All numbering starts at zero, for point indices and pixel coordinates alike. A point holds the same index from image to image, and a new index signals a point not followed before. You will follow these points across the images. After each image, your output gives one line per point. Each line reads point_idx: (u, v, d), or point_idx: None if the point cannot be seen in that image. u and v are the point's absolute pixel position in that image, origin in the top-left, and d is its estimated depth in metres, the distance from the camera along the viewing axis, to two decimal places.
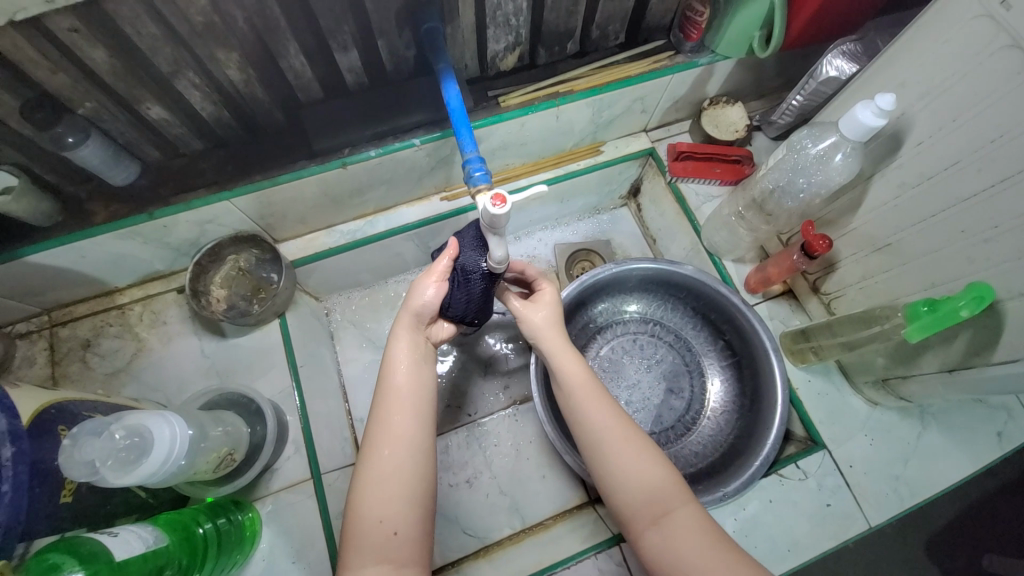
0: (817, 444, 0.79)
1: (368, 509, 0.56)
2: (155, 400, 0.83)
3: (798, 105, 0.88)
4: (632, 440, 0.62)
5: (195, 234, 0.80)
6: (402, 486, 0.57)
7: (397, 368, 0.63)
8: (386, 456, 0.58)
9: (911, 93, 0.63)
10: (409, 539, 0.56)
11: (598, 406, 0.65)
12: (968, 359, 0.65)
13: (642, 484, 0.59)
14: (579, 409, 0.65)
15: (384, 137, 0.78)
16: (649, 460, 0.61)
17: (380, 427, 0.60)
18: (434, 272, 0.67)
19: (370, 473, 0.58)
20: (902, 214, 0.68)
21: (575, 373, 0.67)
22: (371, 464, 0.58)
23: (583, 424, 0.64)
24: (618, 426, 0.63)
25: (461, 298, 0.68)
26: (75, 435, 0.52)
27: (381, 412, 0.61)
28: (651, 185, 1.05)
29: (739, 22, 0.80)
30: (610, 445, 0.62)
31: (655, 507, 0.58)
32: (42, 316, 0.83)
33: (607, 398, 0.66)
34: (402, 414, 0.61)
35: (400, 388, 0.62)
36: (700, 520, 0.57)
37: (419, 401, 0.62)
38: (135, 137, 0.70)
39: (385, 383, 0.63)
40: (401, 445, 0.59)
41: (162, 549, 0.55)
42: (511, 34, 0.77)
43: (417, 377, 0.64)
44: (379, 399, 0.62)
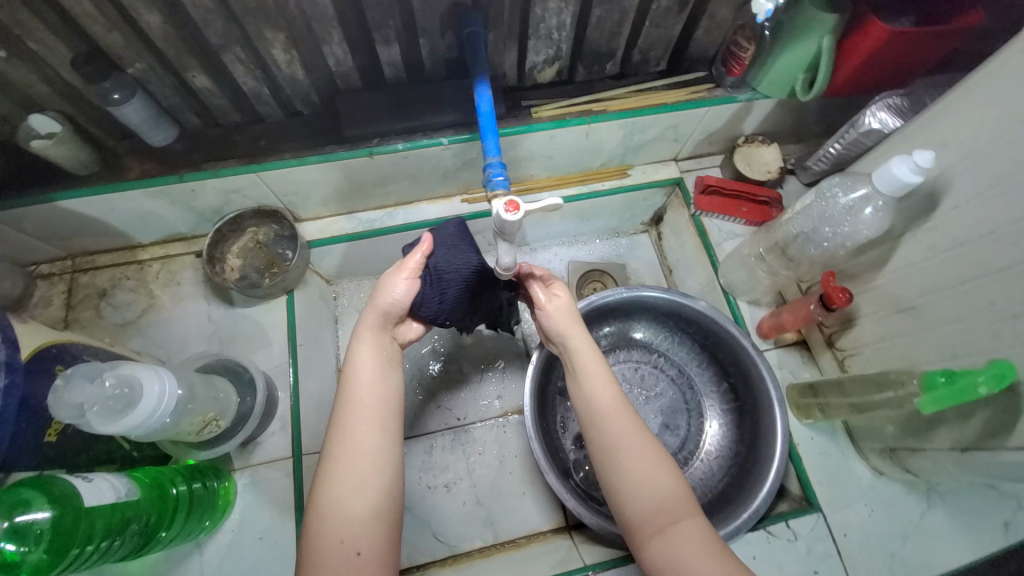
0: (812, 506, 0.75)
1: (330, 524, 0.54)
2: (156, 356, 0.85)
3: (836, 153, 0.85)
4: (648, 447, 0.61)
5: (220, 202, 0.82)
6: (363, 500, 0.56)
7: (359, 372, 0.62)
8: (347, 470, 0.57)
9: (952, 154, 0.61)
10: (372, 558, 0.54)
11: (614, 410, 0.63)
12: (982, 440, 0.60)
13: (653, 493, 0.58)
14: (596, 411, 0.64)
15: (414, 132, 0.80)
16: (664, 468, 0.59)
17: (338, 441, 0.58)
18: (405, 268, 0.66)
19: (326, 490, 0.56)
20: (931, 277, 0.65)
21: (595, 374, 0.66)
22: (331, 477, 0.57)
23: (597, 426, 0.63)
24: (634, 432, 0.62)
25: (433, 297, 0.68)
26: (69, 376, 0.54)
27: (343, 415, 0.60)
28: (675, 215, 1.03)
29: (783, 62, 0.79)
30: (624, 450, 0.60)
31: (663, 516, 0.57)
32: (65, 260, 0.86)
33: (624, 402, 0.64)
34: (365, 423, 0.59)
35: (363, 396, 0.61)
36: (708, 533, 0.56)
37: (383, 409, 0.61)
38: (178, 103, 0.73)
39: (348, 385, 0.61)
40: (364, 455, 0.57)
41: (132, 502, 0.56)
42: (552, 48, 0.78)
43: (381, 382, 0.62)
44: (338, 410, 0.60)
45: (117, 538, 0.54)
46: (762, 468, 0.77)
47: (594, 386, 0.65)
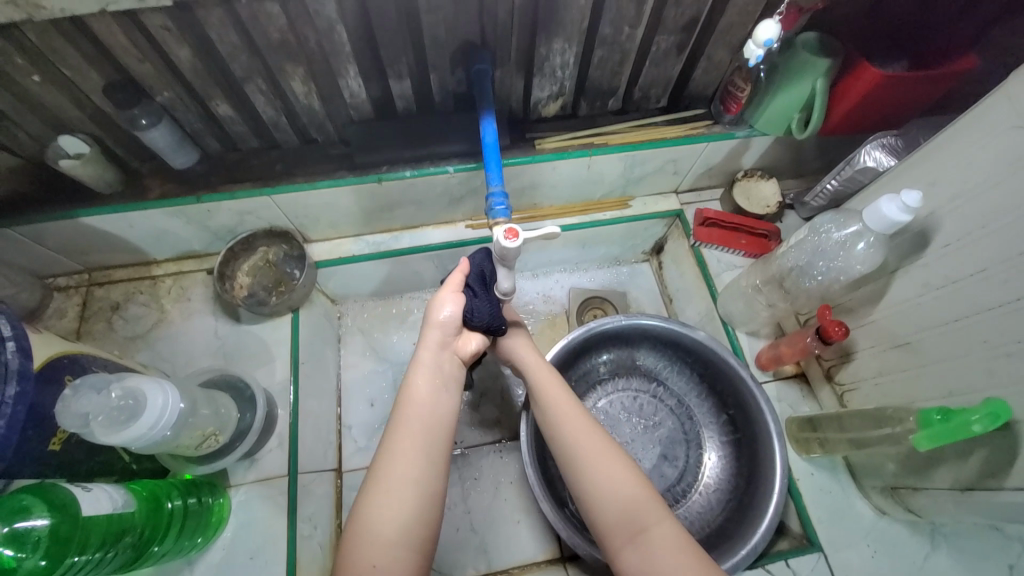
0: (813, 545, 0.73)
1: (369, 550, 0.53)
2: (162, 369, 0.87)
3: (833, 189, 0.87)
4: (608, 453, 0.62)
5: (233, 222, 0.86)
6: (404, 528, 0.55)
7: (415, 398, 0.62)
8: (393, 495, 0.56)
9: (941, 194, 0.63)
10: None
11: (575, 421, 0.66)
12: (980, 480, 0.60)
13: (619, 499, 0.58)
14: (556, 423, 0.66)
15: (422, 160, 0.83)
16: (626, 473, 0.60)
17: (387, 466, 0.58)
18: (450, 285, 0.67)
19: (368, 515, 0.55)
20: (924, 314, 0.65)
21: (551, 386, 0.69)
22: (374, 501, 0.56)
23: (559, 437, 0.65)
24: (592, 439, 0.63)
25: (484, 305, 0.66)
26: (77, 387, 0.55)
27: (393, 440, 0.59)
28: (675, 245, 1.05)
29: (779, 102, 0.82)
30: (587, 458, 0.62)
31: (633, 524, 0.57)
32: (82, 274, 0.90)
33: (581, 411, 0.67)
34: (411, 452, 0.59)
35: (419, 423, 0.61)
36: (679, 537, 0.56)
37: (437, 438, 0.61)
38: (201, 128, 0.77)
39: (402, 409, 0.62)
40: (415, 482, 0.57)
41: (127, 515, 0.56)
42: (556, 84, 0.81)
43: (434, 410, 0.62)
44: (391, 436, 0.60)
45: (111, 549, 0.55)
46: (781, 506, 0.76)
47: (552, 399, 0.68)
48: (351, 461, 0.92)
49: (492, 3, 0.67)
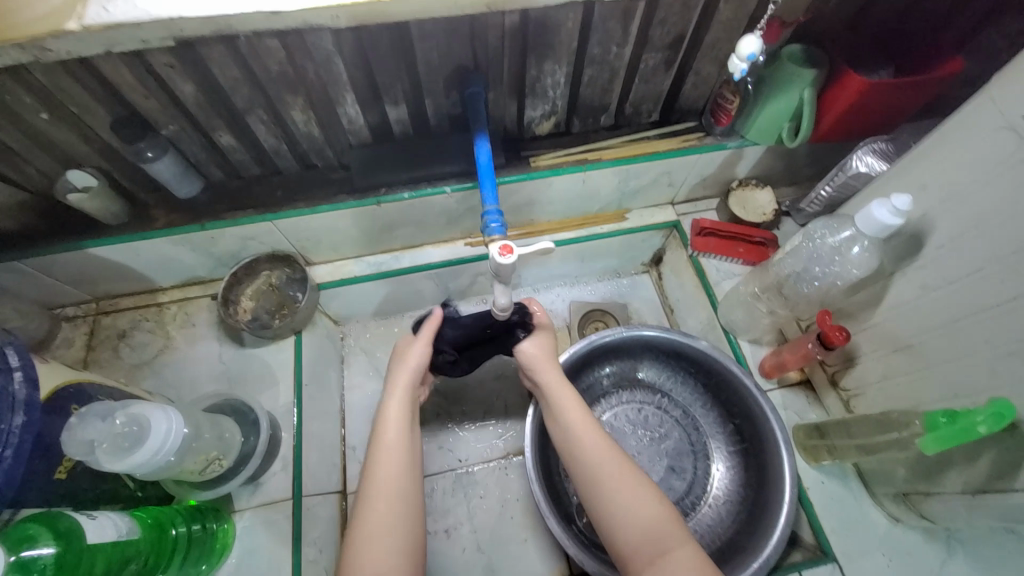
0: (828, 557, 0.72)
1: (363, 559, 0.57)
2: (167, 395, 0.87)
3: (827, 195, 0.88)
4: (627, 474, 0.62)
5: (237, 248, 0.88)
6: (393, 535, 0.59)
7: (388, 427, 0.66)
8: (380, 507, 0.60)
9: (931, 197, 0.63)
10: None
11: (595, 442, 0.66)
12: (990, 483, 0.59)
13: (640, 521, 0.59)
14: (576, 444, 0.67)
15: (420, 182, 0.85)
16: (645, 494, 0.61)
17: (374, 479, 0.62)
18: (422, 341, 0.73)
19: (364, 525, 0.59)
20: (923, 316, 0.65)
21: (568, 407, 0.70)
22: (368, 511, 0.60)
23: (579, 458, 0.66)
24: (611, 460, 0.64)
25: (445, 363, 0.77)
26: (83, 415, 0.56)
27: (375, 464, 0.63)
28: (673, 256, 1.06)
29: (768, 112, 0.83)
30: (608, 480, 0.62)
31: (653, 546, 0.57)
32: (90, 303, 0.92)
33: (601, 432, 0.67)
34: (392, 472, 0.63)
35: (392, 443, 0.65)
36: (701, 561, 0.55)
37: (409, 458, 0.65)
38: (204, 158, 0.80)
39: (377, 437, 0.66)
40: (393, 495, 0.61)
41: (132, 542, 0.57)
42: (548, 104, 0.84)
43: (406, 435, 0.66)
44: (372, 455, 0.65)
45: None
46: (782, 515, 0.75)
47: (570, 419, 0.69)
48: (356, 483, 0.92)
49: (483, 30, 0.69)
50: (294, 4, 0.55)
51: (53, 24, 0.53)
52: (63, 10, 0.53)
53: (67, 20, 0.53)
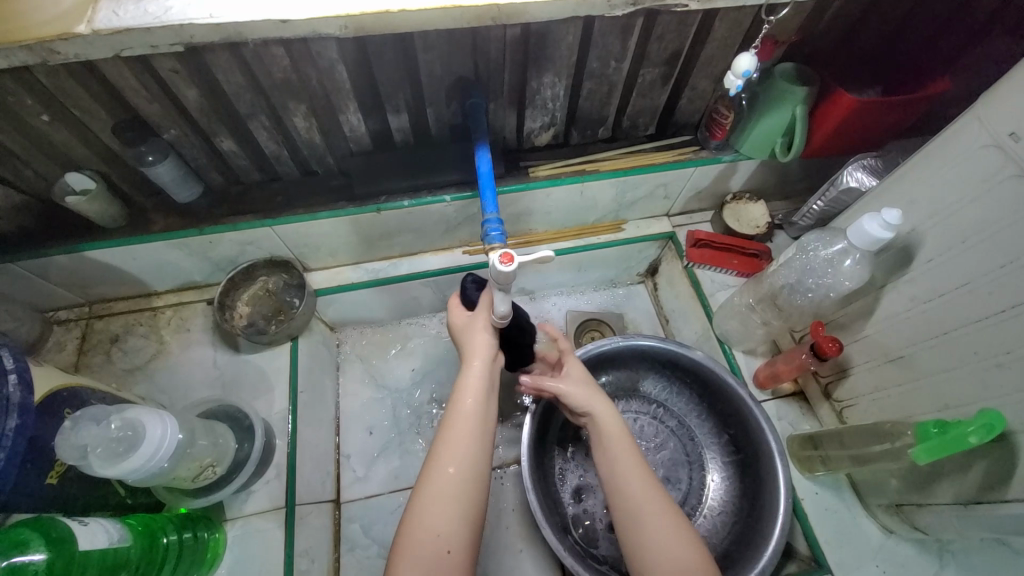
0: (822, 568, 0.72)
1: (425, 522, 0.57)
2: (159, 401, 0.86)
3: (819, 210, 0.90)
4: (666, 514, 0.62)
5: (235, 253, 0.88)
6: (459, 504, 0.58)
7: (466, 393, 0.65)
8: (449, 474, 0.59)
9: (919, 212, 0.65)
10: (459, 560, 0.56)
11: (633, 476, 0.64)
12: (981, 493, 0.60)
13: (673, 560, 0.58)
14: (614, 474, 0.65)
15: (420, 190, 0.86)
16: (683, 536, 0.60)
17: (445, 448, 0.61)
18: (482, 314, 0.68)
19: (431, 489, 0.59)
20: (914, 328, 0.67)
21: (608, 434, 0.68)
22: (433, 481, 0.59)
23: (616, 489, 0.64)
24: (650, 498, 0.63)
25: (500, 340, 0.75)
26: (76, 419, 0.56)
27: (449, 430, 0.62)
28: (669, 267, 1.07)
29: (762, 127, 0.86)
30: (647, 517, 0.61)
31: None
32: (83, 307, 0.91)
33: (640, 465, 0.65)
34: (466, 436, 0.62)
35: (469, 413, 0.63)
36: None
37: (483, 431, 0.64)
38: (205, 163, 0.80)
39: (454, 404, 0.64)
40: (465, 463, 0.60)
41: (122, 549, 0.56)
42: (548, 115, 0.85)
43: (483, 405, 0.65)
44: (447, 419, 0.64)
45: None
46: (789, 527, 0.75)
47: (609, 445, 0.67)
48: (350, 491, 0.92)
49: (485, 42, 0.71)
50: (301, 13, 0.56)
51: (63, 28, 0.53)
52: (73, 15, 0.54)
53: (77, 25, 0.54)
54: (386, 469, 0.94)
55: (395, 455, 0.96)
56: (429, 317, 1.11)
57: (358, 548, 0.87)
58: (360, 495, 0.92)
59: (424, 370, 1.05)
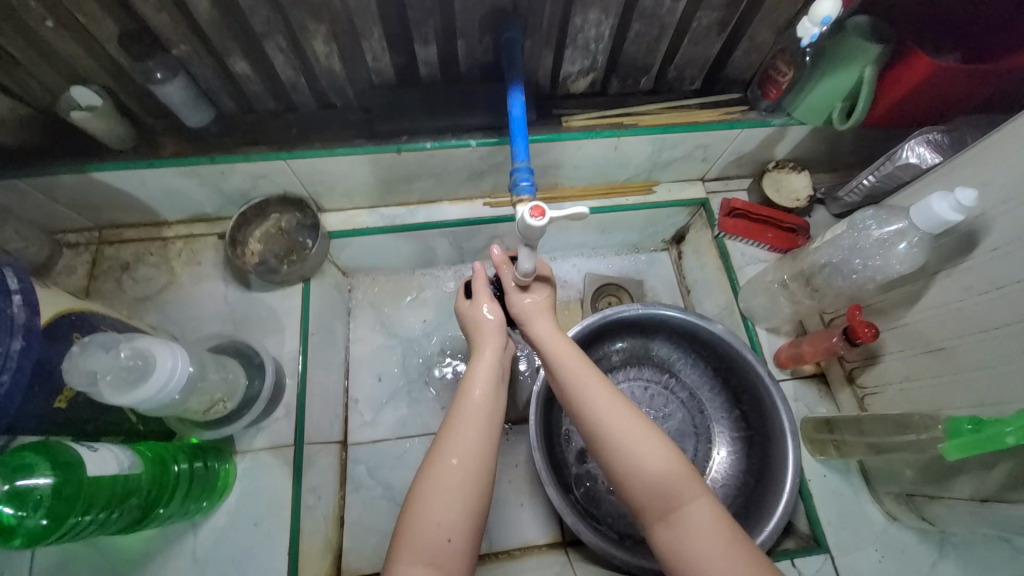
0: (820, 546, 0.72)
1: (426, 509, 0.55)
2: (170, 332, 0.86)
3: (869, 185, 0.83)
4: (633, 426, 0.58)
5: (247, 186, 0.84)
6: (461, 495, 0.57)
7: (474, 383, 0.64)
8: (451, 464, 0.58)
9: (996, 195, 0.60)
10: (461, 549, 0.55)
11: (597, 393, 0.61)
12: (1002, 492, 0.58)
13: (651, 476, 0.55)
14: (578, 395, 0.62)
15: (443, 133, 0.80)
16: (658, 449, 0.56)
17: (449, 436, 0.60)
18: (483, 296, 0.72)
19: (433, 479, 0.57)
20: (966, 321, 0.63)
21: (567, 355, 0.65)
22: (435, 470, 0.58)
23: (582, 409, 0.61)
24: (619, 415, 0.59)
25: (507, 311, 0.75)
26: (85, 345, 0.55)
27: (453, 420, 0.61)
28: (697, 235, 1.02)
29: (823, 89, 0.77)
30: (615, 433, 0.58)
31: (666, 502, 0.54)
32: (93, 231, 0.89)
33: (605, 383, 0.62)
34: (470, 425, 0.61)
35: (476, 404, 0.63)
36: (715, 514, 0.53)
37: (489, 421, 0.62)
38: (216, 86, 0.75)
39: (461, 395, 0.64)
40: (467, 454, 0.59)
41: (133, 476, 0.57)
42: (588, 59, 0.78)
43: (491, 398, 0.64)
44: (453, 409, 0.63)
45: (116, 510, 0.55)
46: (793, 506, 0.75)
47: (571, 368, 0.64)
48: (357, 434, 0.93)
49: None
50: None
51: None
52: None
53: None
54: (394, 416, 0.95)
55: (403, 403, 0.96)
56: (443, 269, 1.08)
57: (363, 488, 0.89)
58: (367, 439, 0.93)
59: (435, 322, 1.03)
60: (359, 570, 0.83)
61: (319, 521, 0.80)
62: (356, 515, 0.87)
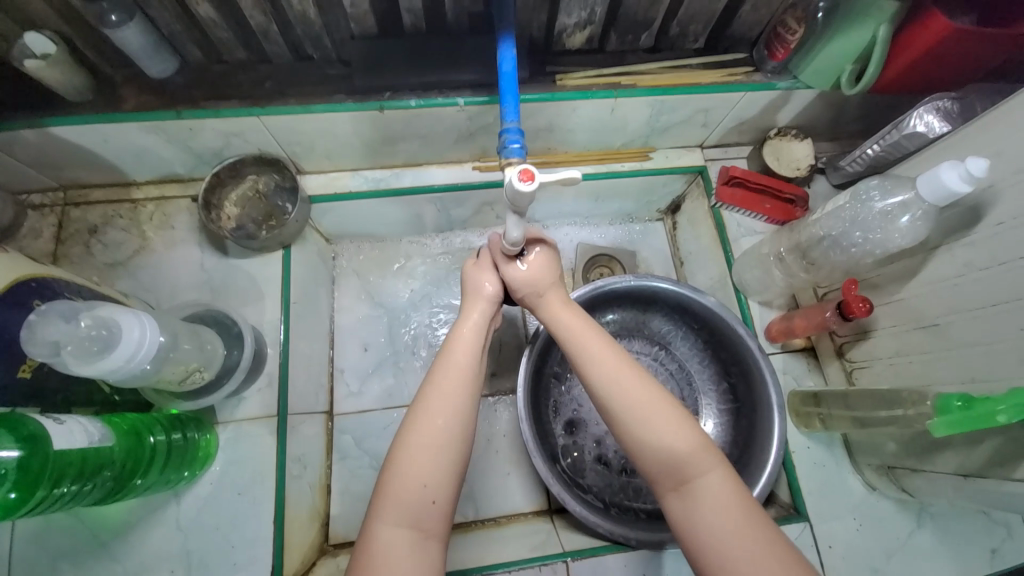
0: (800, 515, 0.74)
1: (408, 469, 0.54)
2: (145, 300, 0.82)
3: (873, 155, 0.80)
4: (646, 397, 0.57)
5: (219, 144, 0.78)
6: (446, 456, 0.56)
7: (458, 346, 0.62)
8: (437, 426, 0.57)
9: (1006, 166, 0.58)
10: (445, 509, 0.55)
11: (610, 364, 0.60)
12: (987, 469, 0.59)
13: (664, 448, 0.54)
14: (589, 364, 0.60)
15: (430, 89, 0.75)
16: (671, 422, 0.55)
17: (433, 398, 0.58)
18: (485, 266, 0.69)
19: (416, 440, 0.56)
20: (961, 295, 0.62)
21: (578, 327, 0.64)
22: (421, 430, 0.56)
23: (594, 382, 0.59)
24: (633, 385, 0.58)
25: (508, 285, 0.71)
26: (45, 313, 0.52)
27: (435, 381, 0.60)
28: (693, 205, 0.99)
29: (833, 51, 0.73)
30: (627, 404, 0.57)
31: (678, 474, 0.53)
32: (57, 192, 0.83)
33: (618, 355, 0.60)
34: (453, 386, 0.59)
35: (459, 365, 0.61)
36: (726, 487, 0.52)
37: (470, 383, 0.61)
38: (180, 32, 0.69)
39: (444, 356, 0.62)
40: (453, 417, 0.57)
41: (104, 448, 0.55)
42: (585, 10, 0.72)
43: (475, 360, 0.62)
44: (434, 369, 0.61)
45: (89, 482, 0.55)
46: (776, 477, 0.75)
47: (583, 338, 0.62)
48: (344, 405, 0.92)
49: None
50: None
51: None
52: None
53: None
54: (380, 386, 0.93)
55: (389, 374, 0.94)
56: (431, 236, 1.05)
57: (350, 458, 0.89)
58: (354, 409, 0.92)
59: (423, 291, 1.00)
60: (347, 537, 0.84)
61: (305, 491, 0.80)
62: (343, 484, 0.87)
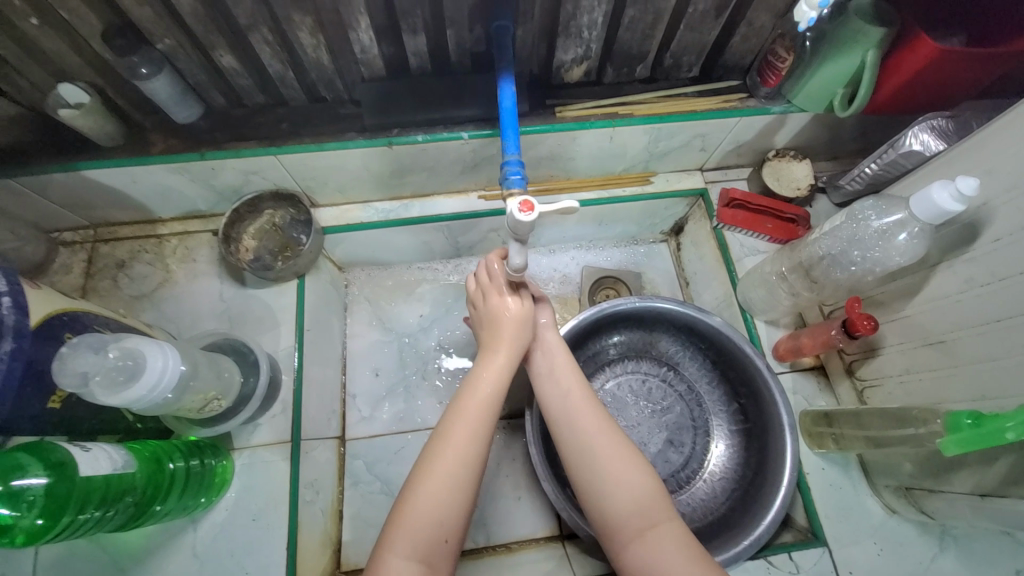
0: (818, 539, 0.72)
1: (422, 503, 0.56)
2: (167, 330, 0.86)
3: (871, 173, 0.81)
4: (619, 447, 0.61)
5: (239, 182, 0.83)
6: (458, 495, 0.57)
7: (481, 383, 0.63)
8: (452, 463, 0.58)
9: (998, 183, 0.59)
10: (454, 547, 0.57)
11: (588, 412, 0.64)
12: (1002, 488, 0.58)
13: (629, 494, 0.58)
14: (572, 413, 0.64)
15: (435, 125, 0.79)
16: (637, 470, 0.60)
17: (451, 436, 0.59)
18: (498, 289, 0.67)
19: (429, 475, 0.57)
20: (965, 311, 0.62)
21: (567, 374, 0.67)
22: (434, 465, 0.58)
23: (570, 427, 0.63)
24: (606, 433, 0.62)
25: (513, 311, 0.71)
26: (75, 345, 0.55)
27: (455, 417, 0.61)
28: (696, 227, 1.00)
29: (824, 75, 0.75)
30: (601, 454, 0.60)
31: (641, 518, 0.57)
32: (89, 230, 0.89)
33: (597, 405, 0.65)
34: (471, 425, 0.60)
35: (479, 404, 0.62)
36: (685, 536, 0.56)
37: (489, 423, 0.61)
38: (203, 81, 0.74)
39: (466, 392, 0.63)
40: (469, 457, 0.59)
41: (126, 475, 0.58)
42: (581, 47, 0.76)
43: (497, 401, 0.63)
44: (455, 406, 0.62)
45: (112, 508, 0.57)
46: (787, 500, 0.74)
47: (569, 387, 0.66)
48: (355, 430, 0.93)
49: None
50: None
51: None
52: None
53: None
54: (391, 411, 0.95)
55: (401, 399, 0.96)
56: (440, 263, 1.08)
57: (361, 483, 0.90)
58: (365, 434, 0.93)
59: (432, 317, 1.03)
60: (358, 564, 0.84)
61: (317, 517, 0.80)
62: (354, 509, 0.88)
